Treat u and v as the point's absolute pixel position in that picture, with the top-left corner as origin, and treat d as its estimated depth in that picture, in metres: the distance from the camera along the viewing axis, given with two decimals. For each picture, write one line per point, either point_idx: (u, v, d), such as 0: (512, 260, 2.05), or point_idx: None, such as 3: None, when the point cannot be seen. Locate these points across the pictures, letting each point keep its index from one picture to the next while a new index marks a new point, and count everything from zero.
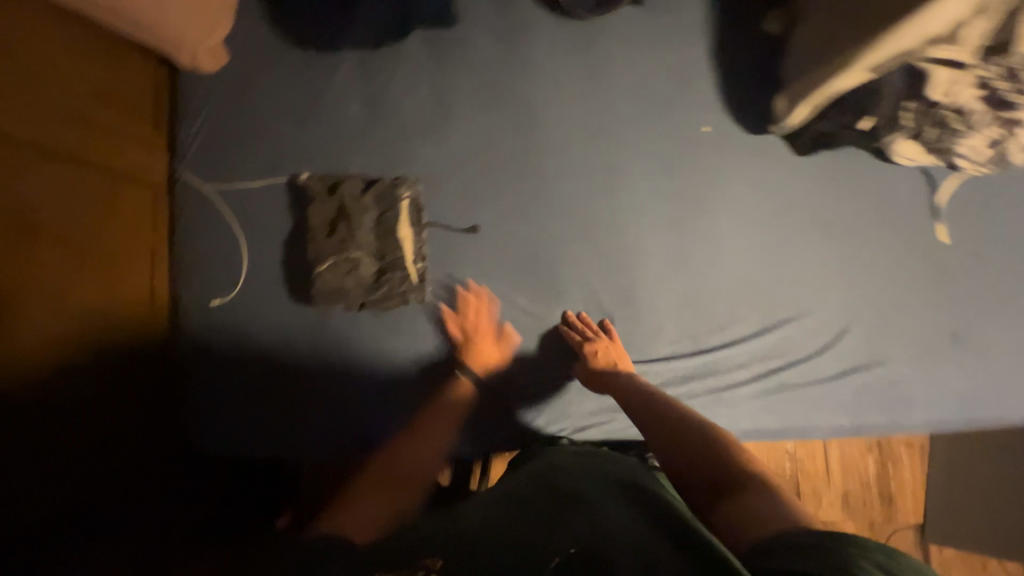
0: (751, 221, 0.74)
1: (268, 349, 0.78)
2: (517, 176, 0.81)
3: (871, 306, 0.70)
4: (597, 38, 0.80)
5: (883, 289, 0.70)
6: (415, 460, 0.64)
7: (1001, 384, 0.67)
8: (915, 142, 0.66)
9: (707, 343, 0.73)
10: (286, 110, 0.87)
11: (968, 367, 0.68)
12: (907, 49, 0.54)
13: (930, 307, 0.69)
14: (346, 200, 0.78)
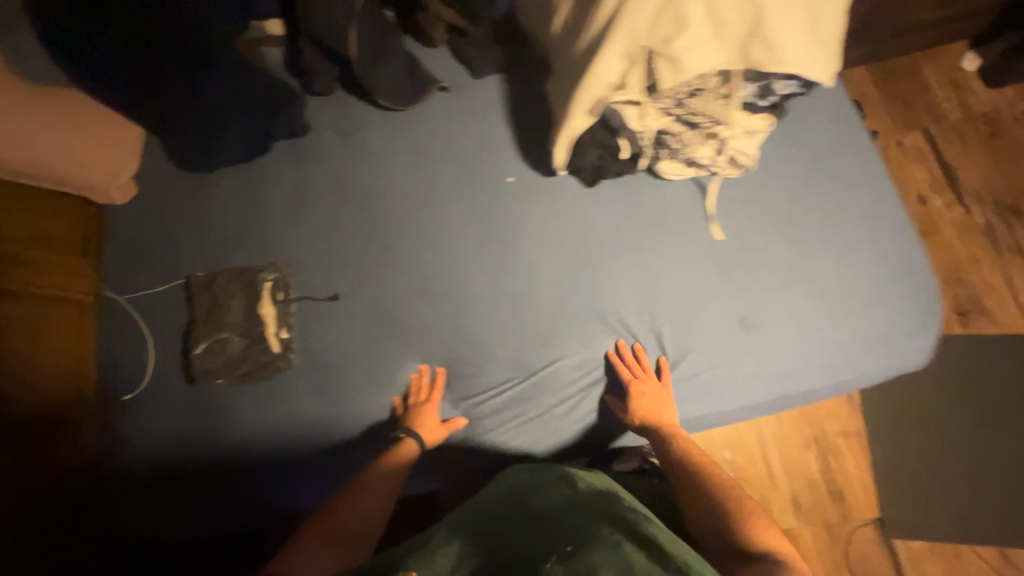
0: (559, 249, 0.84)
1: (166, 427, 0.92)
2: (364, 244, 0.94)
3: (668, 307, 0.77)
4: (415, 122, 0.96)
5: (669, 290, 0.77)
6: (365, 509, 0.71)
7: (801, 360, 0.71)
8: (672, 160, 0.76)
9: (535, 364, 0.81)
10: (183, 223, 1.04)
11: (763, 347, 0.72)
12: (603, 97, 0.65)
13: (720, 298, 0.75)
14: (223, 292, 0.91)
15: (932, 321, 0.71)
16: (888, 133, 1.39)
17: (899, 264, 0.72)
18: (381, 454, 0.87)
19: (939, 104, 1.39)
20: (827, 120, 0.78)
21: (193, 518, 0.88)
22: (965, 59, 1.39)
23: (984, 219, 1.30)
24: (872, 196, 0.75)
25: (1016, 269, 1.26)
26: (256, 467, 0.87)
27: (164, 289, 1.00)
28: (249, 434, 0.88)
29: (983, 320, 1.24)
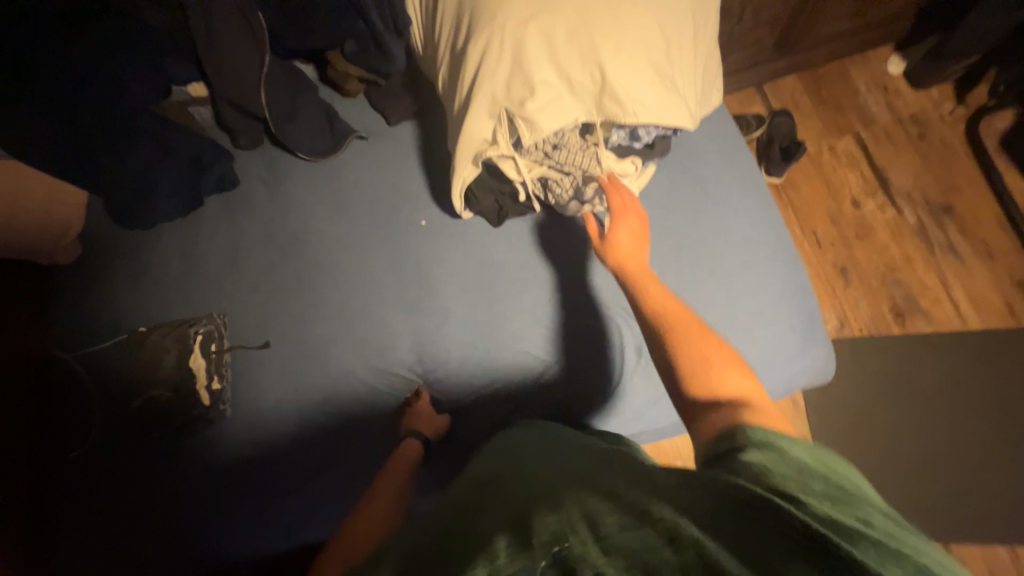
0: (472, 290, 0.88)
1: (109, 481, 0.93)
2: (293, 292, 0.97)
3: (570, 338, 0.84)
4: (336, 171, 1.00)
5: (568, 322, 0.85)
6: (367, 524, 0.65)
7: None
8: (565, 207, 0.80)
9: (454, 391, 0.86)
10: (124, 279, 1.08)
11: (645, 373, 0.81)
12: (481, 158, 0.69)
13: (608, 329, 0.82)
14: (159, 348, 0.94)
15: (815, 341, 0.74)
16: (821, 138, 1.42)
17: (781, 288, 0.74)
18: (316, 497, 0.89)
19: (869, 107, 1.42)
20: (711, 151, 0.81)
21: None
22: (891, 63, 1.42)
23: (916, 218, 1.32)
24: (756, 221, 0.78)
25: (949, 267, 1.28)
26: (195, 518, 0.89)
27: (103, 344, 1.03)
28: (186, 485, 0.90)
29: (919, 319, 1.27)
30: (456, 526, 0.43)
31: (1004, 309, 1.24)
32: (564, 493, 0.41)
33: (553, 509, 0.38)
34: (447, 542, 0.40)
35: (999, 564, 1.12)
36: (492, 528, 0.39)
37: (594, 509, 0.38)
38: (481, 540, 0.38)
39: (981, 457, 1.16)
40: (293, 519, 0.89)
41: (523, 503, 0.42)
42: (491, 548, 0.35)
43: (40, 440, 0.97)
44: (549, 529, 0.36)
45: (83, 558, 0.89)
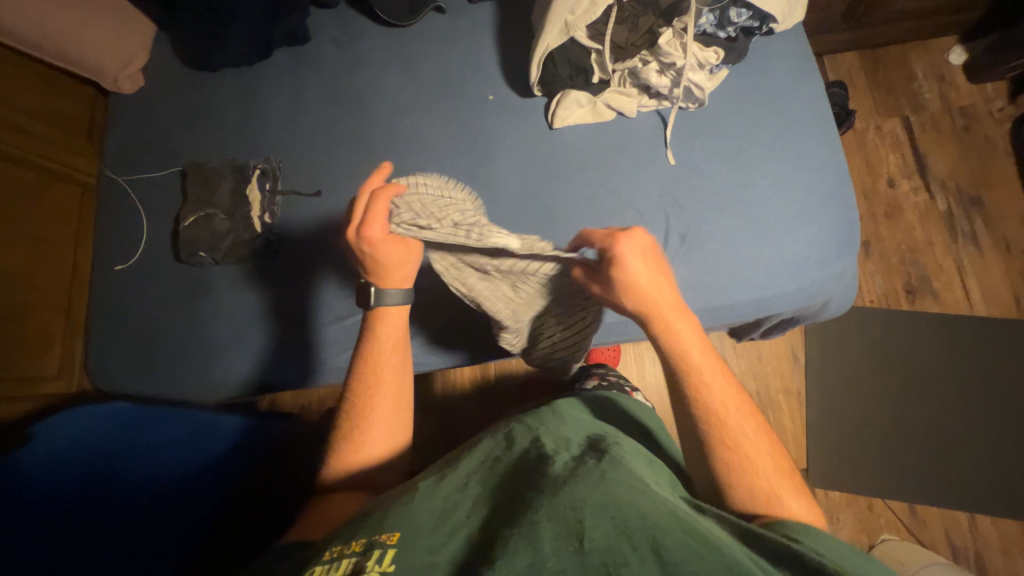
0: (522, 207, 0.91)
1: (157, 296, 1.00)
2: (349, 149, 1.00)
3: (616, 219, 0.83)
4: (410, 40, 1.02)
5: (616, 198, 0.84)
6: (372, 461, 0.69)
7: (717, 273, 0.79)
8: (631, 98, 0.85)
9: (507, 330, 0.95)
10: (183, 116, 1.10)
11: (683, 260, 0.79)
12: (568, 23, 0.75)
13: (650, 212, 0.82)
14: (217, 181, 1.00)
15: (847, 253, 0.78)
16: (869, 117, 1.45)
17: (825, 199, 0.78)
18: (346, 337, 0.94)
19: (921, 94, 1.44)
20: (783, 65, 0.84)
21: (175, 386, 0.96)
22: (952, 53, 1.43)
23: (945, 206, 1.36)
24: (812, 135, 0.81)
25: (967, 256, 1.33)
26: (233, 337, 0.96)
27: (158, 174, 1.07)
28: (228, 307, 0.97)
29: (928, 300, 1.32)
30: (497, 508, 0.50)
31: (1011, 301, 1.29)
32: (621, 491, 0.49)
33: (608, 512, 0.46)
34: (497, 520, 0.48)
35: (954, 526, 1.20)
36: (546, 509, 0.47)
37: (656, 530, 0.45)
38: (536, 523, 0.45)
39: (955, 432, 1.24)
40: (322, 355, 0.94)
41: (576, 488, 0.49)
42: (547, 539, 0.44)
43: (102, 256, 1.04)
44: (605, 536, 0.44)
45: (129, 357, 0.98)
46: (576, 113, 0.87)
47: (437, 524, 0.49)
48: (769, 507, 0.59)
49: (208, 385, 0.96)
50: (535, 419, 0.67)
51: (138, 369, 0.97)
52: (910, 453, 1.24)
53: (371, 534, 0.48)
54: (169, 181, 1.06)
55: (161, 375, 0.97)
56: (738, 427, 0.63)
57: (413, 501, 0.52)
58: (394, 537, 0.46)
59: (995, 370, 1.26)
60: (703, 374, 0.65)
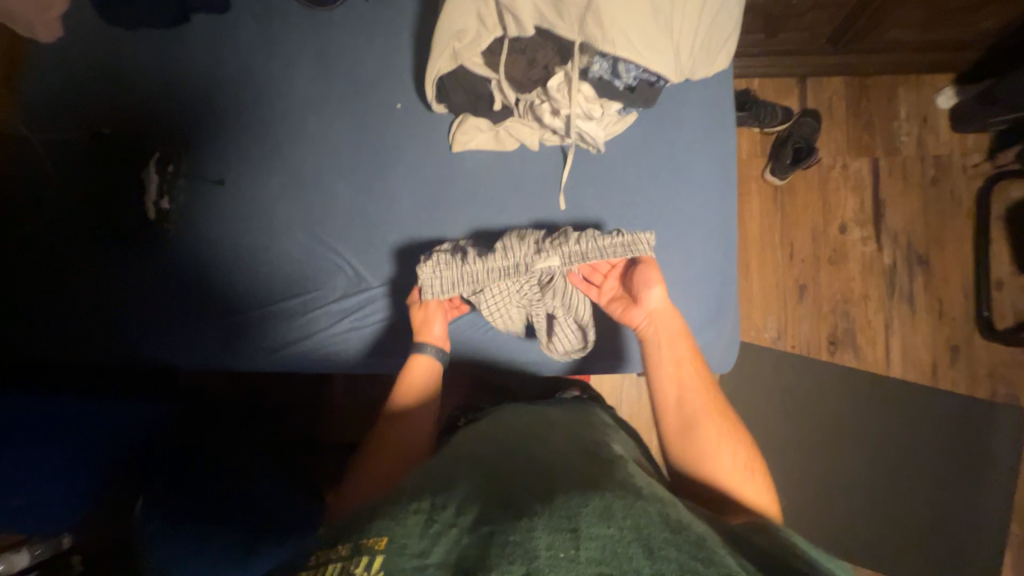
0: (418, 224, 0.87)
1: (52, 262, 0.96)
2: (258, 138, 0.96)
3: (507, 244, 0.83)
4: (328, 27, 0.95)
5: (500, 232, 0.83)
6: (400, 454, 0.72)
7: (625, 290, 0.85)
8: (530, 130, 0.81)
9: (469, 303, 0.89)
10: (97, 74, 1.04)
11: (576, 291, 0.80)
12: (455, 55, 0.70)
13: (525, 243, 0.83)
14: (126, 155, 0.98)
15: (714, 325, 0.78)
16: (838, 153, 1.37)
17: (702, 268, 0.77)
18: (233, 331, 0.93)
19: (899, 135, 1.35)
20: (695, 118, 0.79)
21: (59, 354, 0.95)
22: (943, 94, 1.32)
23: (891, 260, 1.32)
24: (705, 200, 0.78)
25: (898, 314, 1.30)
26: (122, 318, 0.95)
27: (66, 135, 1.01)
28: (120, 286, 0.95)
29: (848, 353, 1.31)
30: (504, 506, 0.49)
31: (928, 366, 1.28)
32: (615, 501, 0.48)
33: (603, 519, 0.45)
34: (492, 523, 0.47)
35: None
36: (542, 515, 0.46)
37: (648, 534, 0.45)
38: (532, 530, 0.45)
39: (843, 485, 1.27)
40: (207, 349, 0.94)
41: (571, 498, 0.48)
42: (542, 547, 0.43)
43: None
44: (602, 544, 0.43)
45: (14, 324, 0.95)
46: (477, 138, 0.83)
47: (428, 529, 0.46)
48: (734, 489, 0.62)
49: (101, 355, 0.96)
50: (533, 421, 0.70)
51: (21, 331, 0.95)
52: (795, 497, 1.27)
53: (359, 537, 0.46)
54: (73, 144, 1.01)
55: (48, 343, 0.95)
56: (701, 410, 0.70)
57: (403, 510, 0.48)
58: (381, 543, 0.44)
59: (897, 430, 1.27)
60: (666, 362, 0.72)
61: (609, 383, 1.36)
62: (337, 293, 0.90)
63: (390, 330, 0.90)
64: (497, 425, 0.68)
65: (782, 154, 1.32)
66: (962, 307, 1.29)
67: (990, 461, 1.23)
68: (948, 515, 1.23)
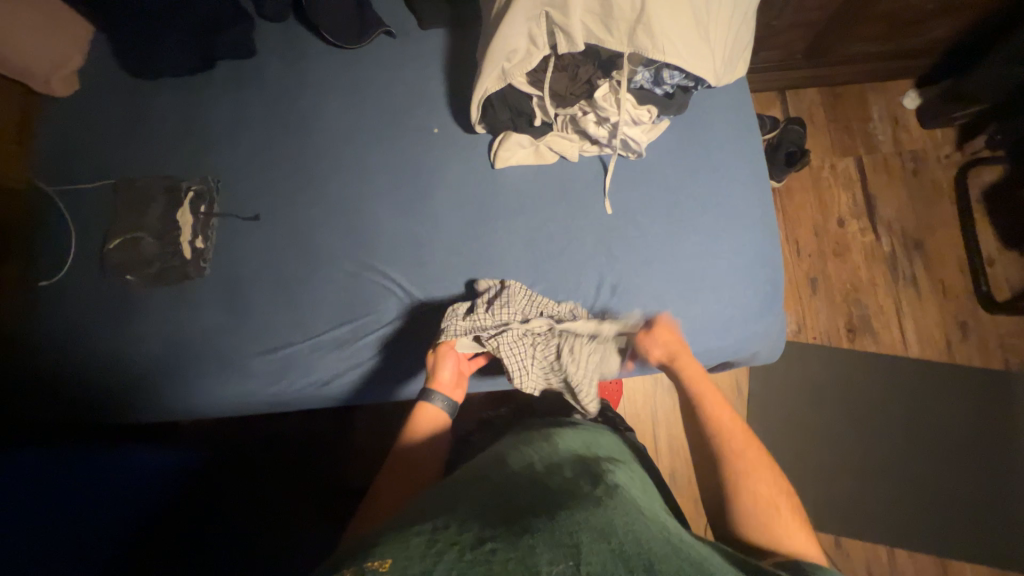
0: (465, 241, 0.88)
1: (80, 316, 0.93)
2: (292, 171, 0.96)
3: (561, 254, 0.84)
4: (358, 63, 0.98)
5: (551, 241, 0.85)
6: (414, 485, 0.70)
7: None
8: (569, 144, 0.85)
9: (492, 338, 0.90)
10: (115, 122, 1.02)
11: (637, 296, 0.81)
12: (502, 74, 0.74)
13: (579, 249, 0.84)
14: (151, 200, 0.95)
15: (770, 312, 0.80)
16: (824, 155, 1.48)
17: (751, 257, 0.81)
18: (278, 369, 0.89)
19: (875, 135, 1.48)
20: (723, 121, 0.85)
21: (90, 412, 0.91)
22: (908, 97, 1.46)
23: (890, 247, 1.40)
24: (745, 194, 0.82)
25: (906, 297, 1.37)
26: (154, 365, 0.91)
27: (87, 186, 0.99)
28: (153, 334, 0.91)
29: (867, 339, 1.36)
30: (507, 521, 0.49)
31: (942, 343, 1.34)
32: (616, 518, 0.50)
33: (604, 537, 0.47)
34: (495, 539, 0.45)
35: (876, 559, 1.23)
36: (543, 532, 0.46)
37: (648, 558, 0.46)
38: (535, 546, 0.44)
39: (883, 468, 1.28)
40: (247, 389, 0.89)
41: (572, 514, 0.50)
42: (545, 560, 0.43)
43: (15, 269, 0.94)
44: (603, 560, 0.44)
45: (35, 383, 0.89)
46: (518, 154, 0.86)
47: (431, 547, 0.43)
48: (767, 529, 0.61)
49: (135, 412, 0.91)
50: (527, 446, 0.70)
51: (47, 388, 0.90)
52: (838, 486, 1.28)
53: (359, 560, 0.41)
54: (94, 194, 0.98)
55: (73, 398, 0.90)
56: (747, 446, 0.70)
57: (407, 531, 0.46)
58: (386, 565, 0.39)
59: (924, 407, 1.31)
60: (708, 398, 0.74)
61: (643, 391, 1.36)
62: (388, 317, 0.89)
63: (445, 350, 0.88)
64: (496, 452, 0.69)
65: (776, 159, 1.41)
66: (961, 285, 1.37)
67: (1015, 428, 1.28)
68: (986, 486, 1.25)
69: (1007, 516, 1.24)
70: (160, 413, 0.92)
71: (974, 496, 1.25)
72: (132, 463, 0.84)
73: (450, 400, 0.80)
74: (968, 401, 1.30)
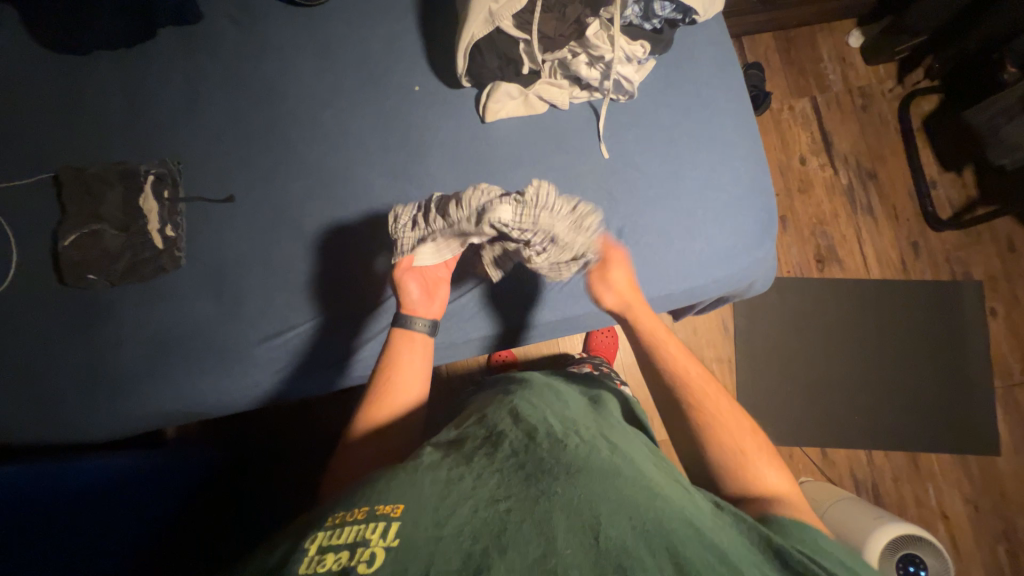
0: (464, 198, 0.86)
1: (42, 327, 0.83)
2: (263, 144, 0.89)
3: (564, 202, 0.84)
4: (322, 22, 0.91)
5: (552, 190, 0.84)
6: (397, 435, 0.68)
7: None
8: (557, 91, 0.83)
9: (459, 314, 0.86)
10: (43, 107, 0.90)
11: (645, 233, 0.82)
12: (490, 18, 0.71)
13: (580, 196, 0.83)
14: (104, 189, 0.85)
15: (766, 239, 0.84)
16: (783, 97, 1.54)
17: (745, 187, 0.83)
18: (285, 355, 0.85)
19: (827, 74, 1.55)
20: (707, 57, 0.86)
21: (71, 429, 0.83)
22: (853, 35, 1.54)
23: (848, 180, 1.50)
24: (733, 128, 0.85)
25: (865, 226, 1.48)
26: (140, 369, 0.83)
27: (23, 182, 0.87)
28: (133, 334, 0.84)
29: (834, 267, 1.46)
30: (527, 482, 0.49)
31: (899, 264, 1.47)
32: (638, 495, 0.50)
33: (626, 513, 0.47)
34: (509, 497, 0.46)
35: (858, 464, 1.36)
36: (562, 500, 0.46)
37: (675, 544, 0.45)
38: (550, 513, 0.45)
39: (857, 383, 1.40)
40: (249, 381, 0.84)
41: (593, 484, 0.49)
42: (560, 530, 0.44)
43: None
44: (621, 536, 0.45)
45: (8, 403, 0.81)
46: (508, 105, 0.84)
47: (443, 498, 0.46)
48: (751, 478, 0.65)
49: (125, 420, 0.84)
50: (540, 394, 0.69)
51: (22, 408, 0.81)
52: (821, 404, 1.39)
53: (374, 503, 0.45)
54: (33, 192, 0.86)
55: (51, 416, 0.82)
56: (705, 399, 0.71)
57: (423, 477, 0.49)
58: (397, 511, 0.44)
59: (888, 323, 1.43)
60: (669, 348, 0.74)
61: None
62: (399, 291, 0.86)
63: (459, 313, 0.86)
64: (512, 396, 0.67)
65: None
66: (911, 209, 1.49)
67: (963, 332, 1.43)
68: (943, 386, 1.40)
69: (962, 409, 1.39)
70: (153, 419, 0.85)
71: (933, 395, 1.40)
72: (137, 471, 0.79)
73: (432, 319, 0.76)
74: (923, 312, 1.44)
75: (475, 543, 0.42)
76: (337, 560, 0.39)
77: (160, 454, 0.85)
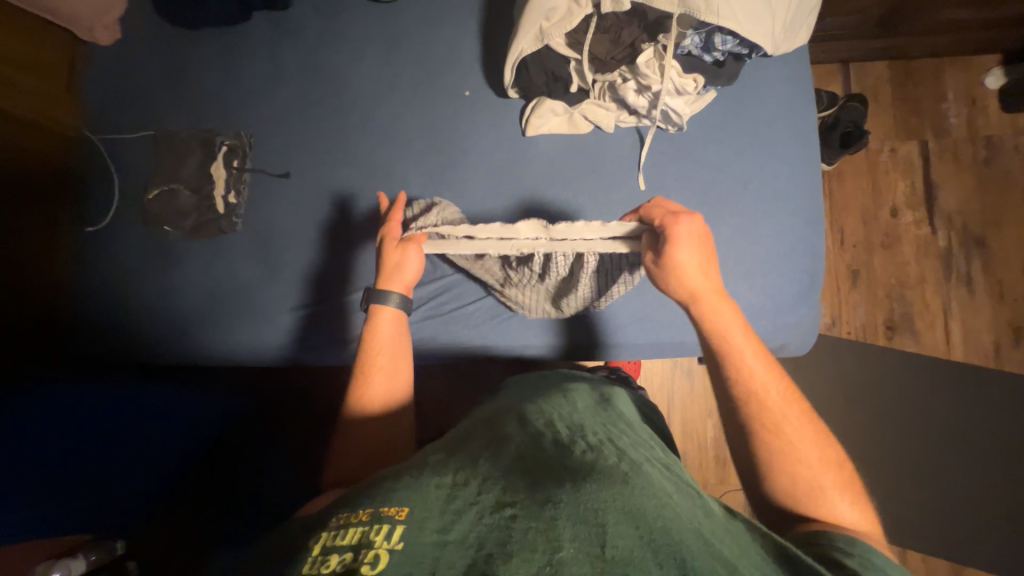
0: (493, 207, 0.87)
1: (126, 262, 0.97)
2: (322, 129, 0.96)
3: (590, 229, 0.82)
4: (394, 20, 0.95)
5: (579, 213, 0.83)
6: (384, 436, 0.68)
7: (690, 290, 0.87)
8: (603, 112, 0.80)
9: (473, 321, 0.91)
10: (155, 74, 1.03)
11: None
12: (538, 37, 0.70)
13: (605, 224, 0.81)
14: (188, 153, 0.97)
15: (805, 302, 0.76)
16: (885, 137, 1.36)
17: (792, 242, 0.76)
18: (309, 325, 0.93)
19: (947, 118, 1.34)
20: (777, 95, 0.79)
21: (130, 355, 0.96)
22: (991, 75, 1.31)
23: (946, 243, 1.30)
24: (791, 177, 0.77)
25: (956, 299, 1.28)
26: (192, 314, 0.95)
27: (130, 137, 1.01)
28: (191, 284, 0.96)
29: (906, 338, 1.29)
30: (533, 485, 0.43)
31: (990, 349, 1.26)
32: (648, 498, 0.42)
33: (633, 519, 0.40)
34: (514, 504, 0.40)
35: None
36: (567, 505, 0.40)
37: (687, 556, 0.38)
38: (556, 520, 0.39)
39: (906, 472, 1.24)
40: (276, 340, 0.93)
41: (600, 487, 0.42)
42: (564, 538, 0.37)
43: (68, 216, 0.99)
44: (628, 548, 0.37)
45: (90, 323, 0.96)
46: (551, 121, 0.82)
47: (450, 503, 0.40)
48: (815, 502, 0.56)
49: (174, 356, 0.95)
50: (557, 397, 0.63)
51: (99, 328, 0.96)
52: None
53: (379, 503, 0.41)
54: (136, 147, 1.01)
55: (119, 340, 0.96)
56: (783, 412, 0.59)
57: (426, 479, 0.43)
58: (404, 513, 0.39)
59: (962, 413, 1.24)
60: (742, 353, 0.62)
61: (661, 374, 1.33)
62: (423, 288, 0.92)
63: (472, 317, 0.91)
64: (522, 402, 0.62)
65: (829, 140, 1.30)
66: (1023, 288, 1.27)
67: None
68: None
69: None
70: (196, 359, 0.95)
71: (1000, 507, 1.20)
72: (173, 410, 0.87)
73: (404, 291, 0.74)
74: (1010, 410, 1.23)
75: (477, 558, 0.36)
76: (340, 563, 0.36)
77: (194, 391, 0.92)
